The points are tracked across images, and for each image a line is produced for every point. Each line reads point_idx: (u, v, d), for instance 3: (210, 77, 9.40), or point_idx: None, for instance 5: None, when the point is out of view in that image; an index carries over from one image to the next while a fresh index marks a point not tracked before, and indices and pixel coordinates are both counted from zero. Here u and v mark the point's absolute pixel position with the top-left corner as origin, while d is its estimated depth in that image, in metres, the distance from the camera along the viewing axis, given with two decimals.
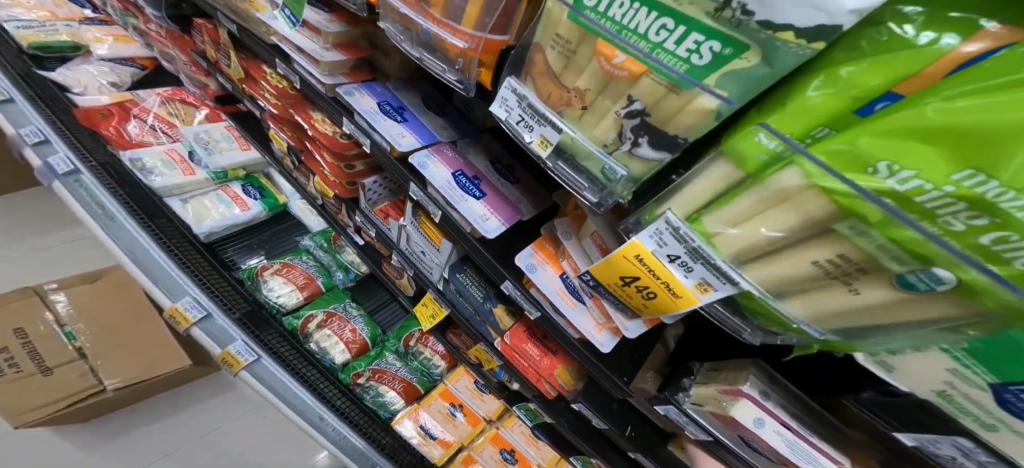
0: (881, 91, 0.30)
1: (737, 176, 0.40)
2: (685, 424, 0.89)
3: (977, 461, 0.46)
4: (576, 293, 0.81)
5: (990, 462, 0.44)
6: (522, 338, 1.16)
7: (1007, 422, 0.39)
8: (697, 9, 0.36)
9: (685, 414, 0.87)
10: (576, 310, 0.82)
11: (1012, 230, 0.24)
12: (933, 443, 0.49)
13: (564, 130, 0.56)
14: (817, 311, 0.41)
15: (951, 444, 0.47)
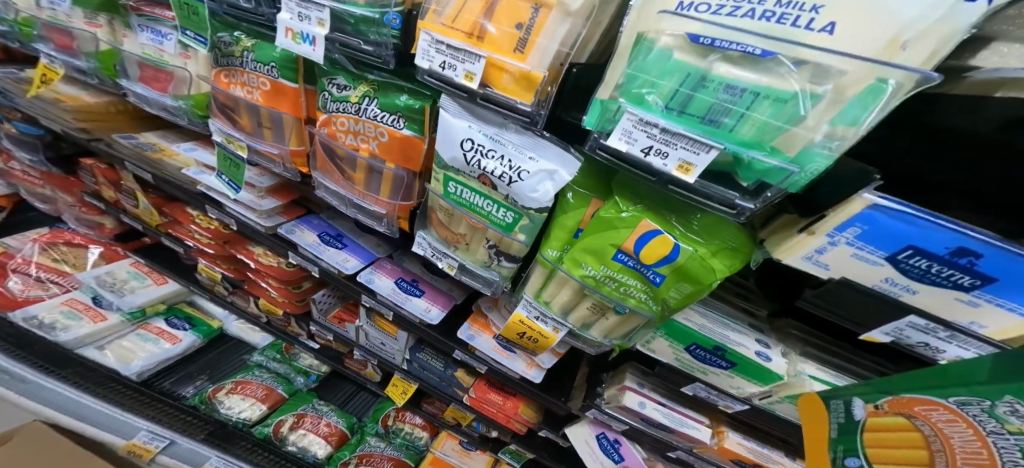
0: (574, 229, 0.73)
1: (545, 271, 0.79)
2: (610, 421, 1.06)
3: (716, 393, 0.83)
4: (508, 348, 1.09)
5: (716, 390, 0.82)
6: (485, 390, 1.37)
7: (708, 369, 0.79)
8: (497, 196, 0.76)
9: (605, 413, 1.06)
10: (511, 358, 1.09)
11: (626, 284, 0.70)
12: (696, 388, 0.85)
13: (460, 258, 0.88)
14: (604, 330, 0.80)
15: (702, 387, 0.83)
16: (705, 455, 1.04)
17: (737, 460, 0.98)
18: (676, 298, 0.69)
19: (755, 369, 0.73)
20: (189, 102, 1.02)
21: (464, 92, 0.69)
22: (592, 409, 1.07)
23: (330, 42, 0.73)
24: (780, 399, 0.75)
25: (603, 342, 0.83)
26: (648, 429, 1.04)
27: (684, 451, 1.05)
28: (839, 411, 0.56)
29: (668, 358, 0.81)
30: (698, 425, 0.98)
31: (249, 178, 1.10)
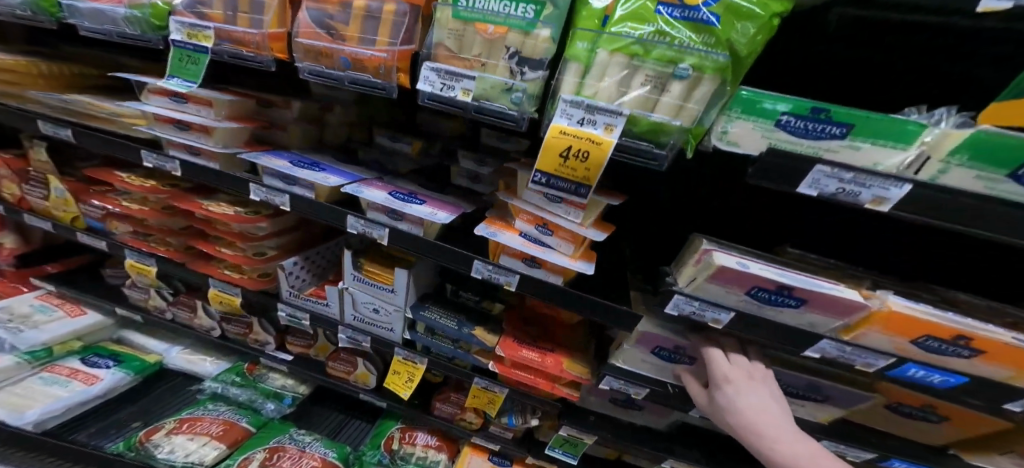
0: (603, 14, 0.63)
1: (579, 68, 0.64)
2: (702, 314, 0.74)
3: (852, 183, 0.58)
4: (542, 241, 0.85)
5: (853, 175, 0.57)
6: (515, 347, 1.05)
7: (813, 145, 0.58)
8: None
9: (694, 298, 0.74)
10: (549, 252, 0.83)
11: (681, 36, 0.56)
12: (818, 183, 0.59)
13: (478, 76, 0.70)
14: (676, 106, 0.60)
15: (827, 176, 0.58)
16: (867, 341, 0.69)
17: (924, 336, 0.64)
18: (740, 42, 0.55)
19: (899, 125, 0.52)
20: (145, 9, 0.85)
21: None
22: (672, 302, 0.76)
23: None
24: (949, 163, 0.54)
25: (669, 137, 0.62)
26: (759, 311, 0.72)
27: (832, 342, 0.70)
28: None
29: (753, 146, 0.62)
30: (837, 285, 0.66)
31: (202, 94, 0.91)
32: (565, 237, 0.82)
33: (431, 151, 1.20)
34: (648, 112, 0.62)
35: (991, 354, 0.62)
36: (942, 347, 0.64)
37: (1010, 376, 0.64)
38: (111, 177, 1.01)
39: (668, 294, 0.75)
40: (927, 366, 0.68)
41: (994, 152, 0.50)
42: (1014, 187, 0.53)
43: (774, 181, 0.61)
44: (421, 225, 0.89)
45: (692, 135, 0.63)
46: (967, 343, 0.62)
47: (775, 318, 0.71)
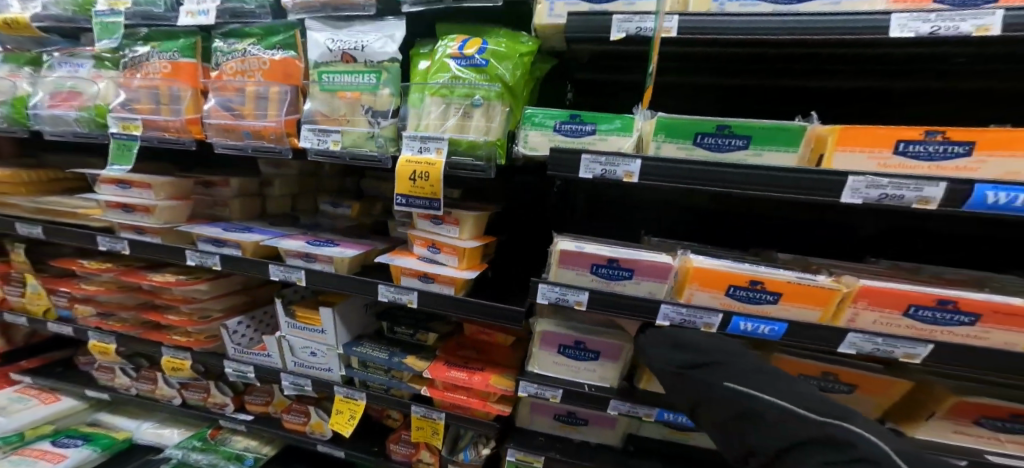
0: (424, 71, 0.83)
1: (414, 112, 0.81)
2: (566, 298, 0.79)
3: (609, 165, 0.71)
4: (434, 261, 0.94)
5: (606, 157, 0.71)
6: (443, 369, 1.00)
7: (580, 142, 0.75)
8: (361, 65, 0.84)
9: (556, 284, 0.80)
10: (439, 267, 0.92)
11: (470, 78, 0.77)
12: (590, 167, 0.72)
13: (344, 130, 0.85)
14: (484, 125, 0.77)
15: (592, 160, 0.72)
16: (698, 300, 0.74)
17: (732, 285, 0.71)
18: (508, 75, 0.76)
19: (615, 118, 0.73)
20: (91, 110, 1.08)
21: (320, 6, 0.88)
22: (540, 293, 0.80)
23: (222, 11, 0.95)
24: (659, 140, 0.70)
25: (481, 149, 0.77)
26: (608, 290, 0.78)
27: (670, 304, 0.74)
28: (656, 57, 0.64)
29: (545, 149, 0.76)
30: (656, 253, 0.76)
31: (138, 176, 1.07)
32: (451, 251, 0.92)
33: (373, 210, 1.30)
34: (461, 133, 0.77)
35: (787, 293, 0.68)
36: (747, 293, 0.70)
37: (820, 316, 0.67)
38: (72, 264, 1.17)
39: (533, 286, 0.80)
40: (751, 317, 0.69)
41: (677, 128, 0.69)
42: (709, 154, 0.69)
43: (563, 172, 0.74)
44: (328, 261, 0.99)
45: (497, 145, 0.77)
46: (763, 286, 0.69)
47: (621, 295, 0.77)
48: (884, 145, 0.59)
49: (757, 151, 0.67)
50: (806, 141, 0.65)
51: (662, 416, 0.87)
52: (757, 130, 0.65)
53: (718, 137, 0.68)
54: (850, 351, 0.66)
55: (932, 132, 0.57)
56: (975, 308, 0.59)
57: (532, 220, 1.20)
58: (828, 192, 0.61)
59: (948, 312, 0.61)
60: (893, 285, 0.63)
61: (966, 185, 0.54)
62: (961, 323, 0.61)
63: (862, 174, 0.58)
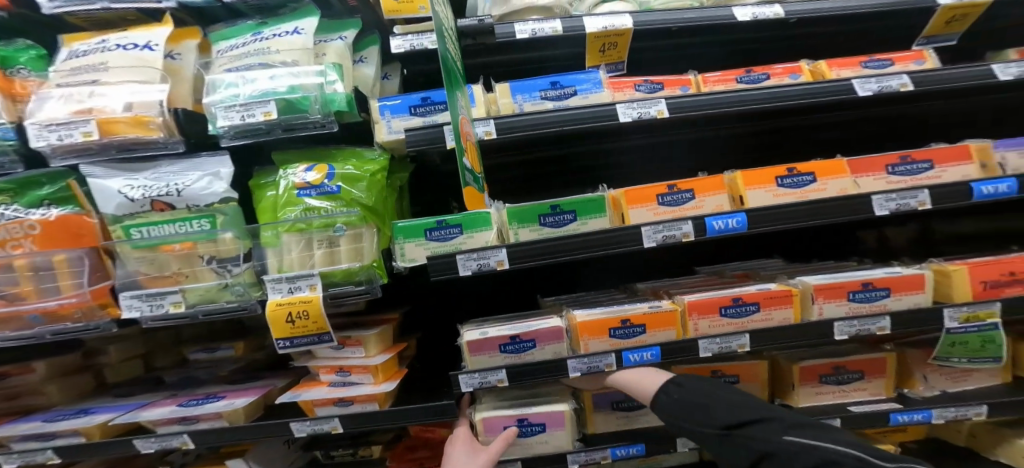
0: (270, 199, 0.74)
1: (272, 250, 0.72)
2: (488, 379, 0.87)
3: (471, 258, 0.78)
4: (347, 384, 0.91)
5: (478, 253, 0.79)
6: None
7: (452, 244, 0.81)
8: (183, 213, 0.72)
9: (474, 374, 0.87)
10: (353, 389, 0.88)
11: (325, 203, 0.72)
12: (468, 260, 0.79)
13: (183, 288, 0.72)
14: (355, 250, 0.74)
15: (467, 258, 0.78)
16: (593, 347, 0.88)
17: (610, 328, 0.87)
18: (364, 197, 0.75)
19: (473, 216, 0.82)
20: None
21: (100, 148, 0.72)
22: (461, 384, 0.86)
23: None
24: (516, 229, 0.84)
25: (358, 274, 0.74)
26: (519, 362, 0.88)
27: (574, 358, 0.86)
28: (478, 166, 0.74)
29: (423, 258, 0.80)
30: (546, 319, 0.91)
31: None
32: (361, 371, 0.90)
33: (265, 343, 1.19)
34: (334, 264, 0.73)
35: (648, 323, 0.86)
36: (622, 330, 0.87)
37: (677, 333, 0.86)
38: None
39: (454, 379, 0.86)
40: (634, 348, 0.85)
41: (524, 214, 0.84)
42: (552, 229, 0.85)
43: (442, 276, 0.78)
44: (222, 417, 0.86)
45: (376, 265, 0.76)
46: (631, 321, 0.87)
47: (532, 364, 0.87)
48: (651, 200, 0.86)
49: (584, 221, 0.86)
50: (608, 205, 0.87)
51: (614, 452, 0.95)
52: (578, 206, 0.84)
53: (554, 215, 0.84)
54: (708, 354, 0.85)
55: (671, 186, 0.87)
56: (755, 298, 0.84)
57: (446, 305, 1.22)
58: (635, 241, 0.83)
59: (742, 306, 0.84)
60: (705, 296, 0.87)
61: (701, 221, 0.82)
62: (752, 312, 0.84)
63: (650, 224, 0.83)
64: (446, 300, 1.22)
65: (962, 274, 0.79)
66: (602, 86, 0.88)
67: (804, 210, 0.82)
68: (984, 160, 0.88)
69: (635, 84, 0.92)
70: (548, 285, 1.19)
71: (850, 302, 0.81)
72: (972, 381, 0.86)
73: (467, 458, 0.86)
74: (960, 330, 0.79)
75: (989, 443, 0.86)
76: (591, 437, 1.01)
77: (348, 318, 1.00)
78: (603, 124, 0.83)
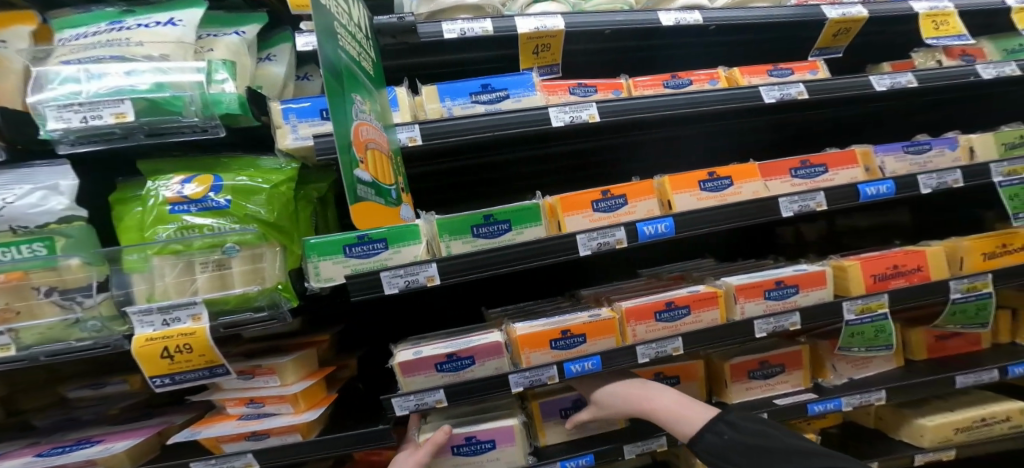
0: (137, 216, 0.62)
1: (136, 276, 0.59)
2: (425, 400, 0.79)
3: (397, 276, 0.72)
4: (262, 416, 0.77)
5: (406, 268, 0.73)
6: None
7: (376, 262, 0.73)
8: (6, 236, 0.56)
9: (409, 397, 0.78)
10: (268, 421, 0.75)
11: (211, 219, 0.61)
12: (393, 278, 0.72)
13: (11, 328, 0.56)
14: (251, 272, 0.62)
15: (394, 275, 0.72)
16: (535, 360, 0.83)
17: (551, 339, 0.83)
18: (261, 211, 0.64)
19: (399, 229, 0.75)
20: None
21: None
22: (396, 407, 0.78)
23: None
24: (447, 243, 0.78)
25: (257, 300, 0.62)
26: (457, 381, 0.81)
27: (515, 373, 0.81)
28: (393, 182, 0.61)
29: (341, 277, 0.71)
30: (488, 333, 0.85)
31: None
32: (277, 401, 0.76)
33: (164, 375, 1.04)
34: (226, 289, 0.61)
35: (588, 332, 0.84)
36: (563, 341, 0.83)
37: (616, 340, 0.85)
38: None
39: (385, 403, 0.77)
40: (575, 358, 0.83)
41: (455, 226, 0.78)
42: (486, 240, 0.80)
43: (363, 296, 0.70)
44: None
45: (281, 287, 0.65)
46: (571, 331, 0.84)
47: (473, 381, 0.80)
48: (586, 206, 0.84)
49: (519, 230, 0.82)
50: (544, 214, 0.84)
51: (565, 465, 0.90)
52: (512, 215, 0.81)
53: (487, 227, 0.80)
54: (646, 360, 0.85)
55: (605, 192, 0.85)
56: (684, 301, 0.87)
57: (380, 322, 1.12)
58: (569, 250, 0.80)
59: (674, 310, 0.86)
60: (640, 302, 0.87)
61: (632, 227, 0.82)
62: (683, 315, 0.87)
63: (585, 232, 0.80)
64: (380, 320, 1.12)
65: (855, 269, 0.88)
66: (535, 88, 0.85)
67: (721, 214, 0.86)
68: (867, 164, 0.98)
69: (569, 87, 0.90)
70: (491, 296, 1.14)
71: (766, 300, 0.87)
72: (872, 368, 0.94)
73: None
74: (857, 321, 0.87)
75: (893, 423, 0.94)
76: (543, 450, 0.96)
77: (274, 342, 0.87)
78: (536, 128, 0.81)
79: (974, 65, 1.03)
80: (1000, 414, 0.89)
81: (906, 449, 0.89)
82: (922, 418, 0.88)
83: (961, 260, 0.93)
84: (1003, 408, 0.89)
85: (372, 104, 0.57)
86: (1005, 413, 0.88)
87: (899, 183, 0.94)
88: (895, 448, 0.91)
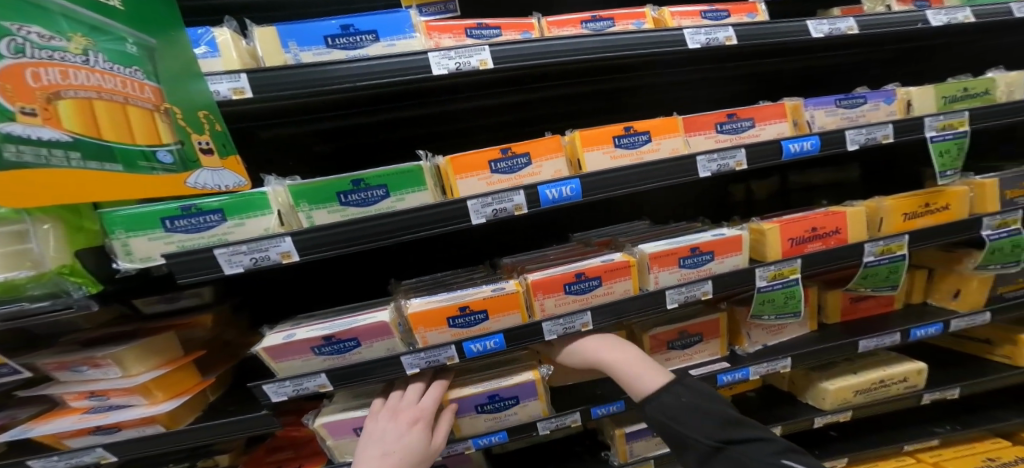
0: None
1: None
2: (305, 386, 0.64)
3: (235, 251, 0.58)
4: (111, 408, 0.67)
5: (250, 243, 0.59)
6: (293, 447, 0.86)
7: (208, 236, 0.59)
8: None
9: (287, 383, 0.64)
10: (116, 414, 0.65)
11: None
12: (236, 257, 0.58)
13: None
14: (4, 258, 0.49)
15: (238, 254, 0.58)
16: (433, 339, 0.68)
17: (448, 317, 0.67)
18: None
19: (239, 198, 0.60)
20: None
21: None
22: (269, 395, 0.64)
23: None
24: (307, 211, 0.63)
25: (29, 289, 0.52)
26: (344, 364, 0.65)
27: (409, 354, 0.66)
28: (171, 136, 0.54)
29: (161, 257, 0.57)
30: (379, 310, 0.66)
31: None
32: (123, 393, 0.65)
33: None
34: None
35: (491, 308, 0.69)
36: (463, 319, 0.68)
37: (522, 316, 0.72)
38: None
39: (254, 392, 0.63)
40: (476, 337, 0.69)
41: (317, 192, 0.63)
42: (356, 208, 0.65)
43: (192, 279, 0.57)
44: None
45: (67, 271, 0.53)
46: (472, 308, 0.68)
47: (360, 365, 0.65)
48: (481, 167, 0.70)
49: (400, 196, 0.67)
50: (431, 176, 0.68)
51: (476, 443, 0.83)
52: (387, 178, 0.65)
53: (359, 194, 0.65)
54: (553, 337, 0.73)
55: (505, 149, 0.71)
56: (596, 272, 0.74)
57: (284, 299, 1.02)
58: (459, 219, 0.67)
59: (584, 282, 0.73)
60: (550, 273, 0.73)
61: (534, 190, 0.69)
62: (595, 286, 0.74)
63: (476, 197, 0.67)
64: (281, 291, 1.01)
65: (774, 232, 0.82)
66: (413, 31, 0.71)
67: (636, 174, 0.77)
68: (795, 118, 0.91)
69: (468, 27, 0.77)
70: (408, 262, 1.06)
71: (681, 269, 0.79)
72: (788, 332, 0.93)
73: (394, 428, 0.70)
74: (768, 287, 0.83)
75: (802, 386, 0.96)
76: None
77: (131, 326, 0.75)
78: (407, 78, 0.66)
79: (923, 11, 0.94)
80: (898, 375, 0.91)
81: (809, 412, 0.92)
82: (825, 382, 0.89)
83: (881, 221, 0.88)
84: (902, 369, 0.92)
85: (93, 40, 0.46)
86: (903, 375, 0.91)
87: (825, 139, 0.87)
88: (800, 410, 0.94)
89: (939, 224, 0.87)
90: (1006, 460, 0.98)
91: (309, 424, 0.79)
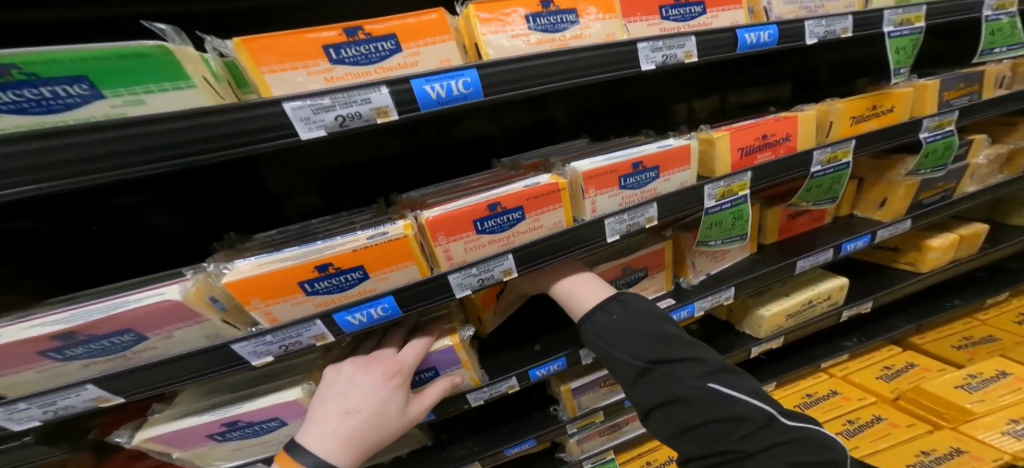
0: None
1: None
2: (68, 405, 0.41)
3: None
4: None
5: None
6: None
7: None
8: None
9: (26, 406, 0.40)
10: None
11: None
12: None
13: None
14: None
15: None
16: (284, 315, 0.47)
17: (301, 281, 0.45)
18: None
19: None
20: None
21: None
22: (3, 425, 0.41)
23: None
24: None
25: None
26: (128, 366, 0.42)
27: (241, 342, 0.45)
28: None
29: None
30: (172, 282, 0.41)
31: None
32: None
33: None
34: None
35: (369, 264, 0.48)
36: (327, 283, 0.46)
37: (420, 268, 0.52)
38: None
39: None
40: (352, 306, 0.49)
41: None
42: (20, 120, 0.32)
43: None
44: None
45: None
46: (337, 266, 0.46)
47: (158, 366, 0.42)
48: (313, 54, 0.44)
49: (131, 96, 0.36)
50: (195, 62, 0.38)
51: None
52: (78, 61, 0.32)
53: (17, 90, 0.31)
54: (467, 292, 0.56)
55: (352, 29, 0.46)
56: (516, 201, 0.55)
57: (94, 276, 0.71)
58: (276, 132, 0.40)
59: (502, 215, 0.55)
60: (453, 207, 0.52)
61: (405, 85, 0.45)
62: (516, 221, 0.57)
63: (300, 96, 0.41)
64: (86, 266, 0.70)
65: (724, 141, 0.69)
66: None
67: (562, 66, 0.56)
68: (750, 5, 0.76)
69: None
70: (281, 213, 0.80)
71: (621, 191, 0.64)
72: (731, 258, 0.86)
73: (369, 386, 0.54)
74: (716, 208, 0.72)
75: (740, 315, 0.94)
76: None
77: None
78: None
79: None
80: (824, 293, 0.91)
81: (747, 341, 0.92)
82: (762, 310, 0.87)
83: (830, 125, 0.79)
84: (827, 286, 0.92)
85: None
86: (828, 293, 0.91)
87: (782, 30, 0.73)
88: (738, 340, 0.93)
89: (883, 127, 0.81)
90: (899, 367, 1.18)
91: (121, 445, 0.52)
